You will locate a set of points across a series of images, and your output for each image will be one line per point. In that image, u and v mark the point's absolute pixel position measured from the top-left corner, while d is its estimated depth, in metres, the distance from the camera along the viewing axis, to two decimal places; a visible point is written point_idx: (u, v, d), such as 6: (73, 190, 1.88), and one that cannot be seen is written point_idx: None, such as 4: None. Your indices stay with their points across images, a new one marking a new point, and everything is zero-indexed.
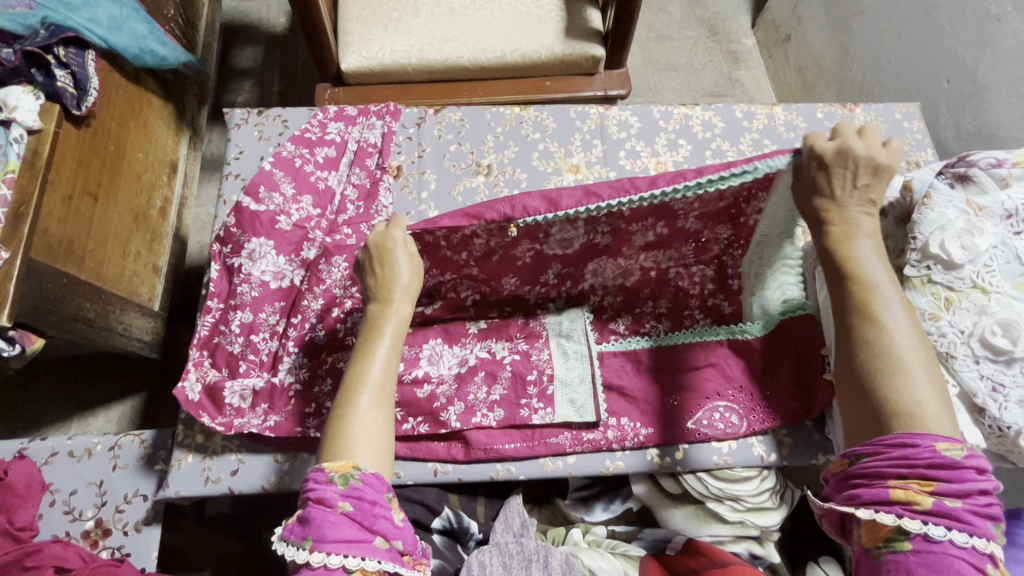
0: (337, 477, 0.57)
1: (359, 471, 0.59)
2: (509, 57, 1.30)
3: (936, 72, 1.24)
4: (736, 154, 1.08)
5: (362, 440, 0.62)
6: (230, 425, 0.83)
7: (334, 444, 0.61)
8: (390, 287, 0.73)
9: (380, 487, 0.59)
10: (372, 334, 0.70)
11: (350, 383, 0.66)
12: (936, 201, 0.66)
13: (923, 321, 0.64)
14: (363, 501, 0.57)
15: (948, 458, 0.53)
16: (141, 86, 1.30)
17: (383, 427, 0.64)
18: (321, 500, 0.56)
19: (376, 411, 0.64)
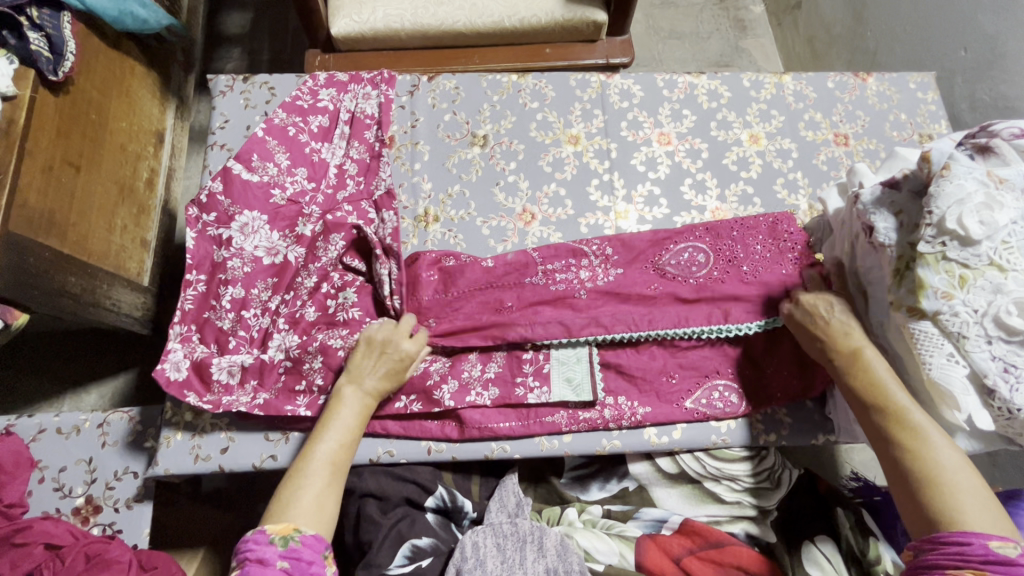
0: (278, 539, 0.63)
1: (299, 532, 0.64)
2: (507, 22, 1.24)
3: (953, 41, 1.18)
4: (742, 125, 1.03)
5: (305, 509, 0.67)
6: (218, 403, 0.81)
7: (277, 510, 0.67)
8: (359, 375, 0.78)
9: (318, 547, 0.64)
10: (335, 411, 0.76)
11: (303, 457, 0.72)
12: (956, 172, 0.63)
13: (935, 299, 0.62)
14: (300, 560, 0.62)
15: (1001, 554, 0.56)
16: (123, 52, 1.25)
17: (329, 502, 0.69)
18: (260, 559, 0.61)
19: (324, 488, 0.69)
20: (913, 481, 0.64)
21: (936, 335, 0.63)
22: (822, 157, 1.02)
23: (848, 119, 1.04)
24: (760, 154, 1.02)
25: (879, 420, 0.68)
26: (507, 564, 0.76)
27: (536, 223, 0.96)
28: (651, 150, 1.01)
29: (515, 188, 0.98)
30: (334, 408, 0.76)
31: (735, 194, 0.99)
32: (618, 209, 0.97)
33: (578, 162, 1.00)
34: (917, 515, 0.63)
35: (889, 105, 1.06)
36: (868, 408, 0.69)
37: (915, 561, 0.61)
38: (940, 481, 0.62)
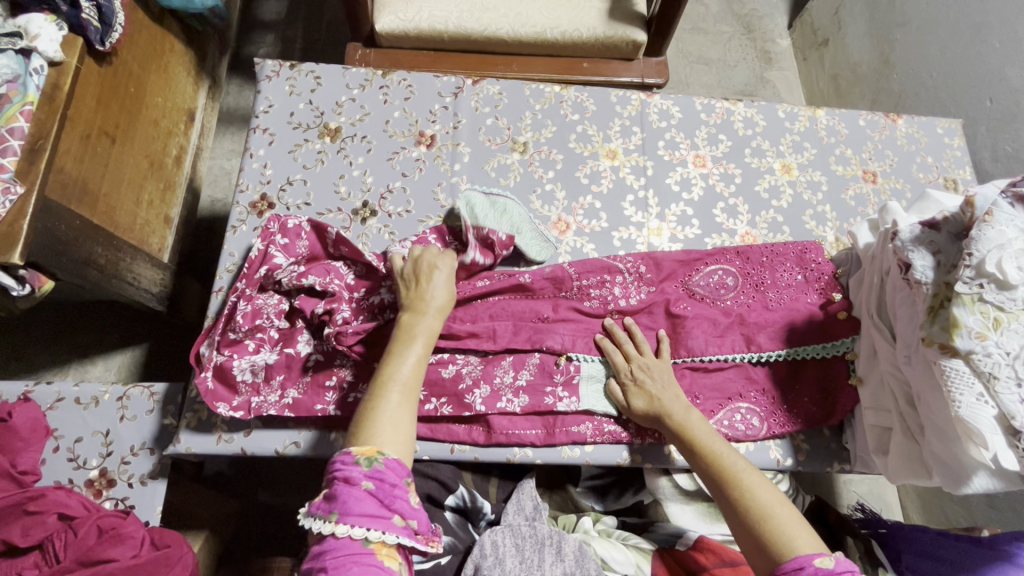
0: (362, 459, 0.60)
1: (382, 455, 0.61)
2: (549, 33, 1.26)
3: (979, 91, 1.22)
4: (775, 154, 1.06)
5: (389, 429, 0.65)
6: (248, 406, 0.81)
7: (361, 431, 0.64)
8: (422, 303, 0.79)
9: (400, 472, 0.61)
10: (406, 338, 0.75)
11: (377, 383, 0.70)
12: (999, 219, 0.65)
13: (969, 339, 0.63)
14: (384, 483, 0.59)
15: (827, 568, 0.58)
16: (165, 28, 1.25)
17: (402, 424, 0.66)
18: (347, 479, 0.58)
19: (398, 407, 0.68)
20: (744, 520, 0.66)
21: (966, 374, 0.64)
22: (851, 192, 1.04)
23: (877, 157, 1.07)
24: (792, 184, 1.04)
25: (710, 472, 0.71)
26: (525, 565, 0.74)
27: (570, 233, 0.97)
28: (686, 171, 1.03)
29: (552, 197, 0.99)
30: (403, 341, 0.75)
31: (765, 221, 1.01)
32: (651, 225, 0.99)
33: (615, 176, 1.01)
34: (755, 550, 0.64)
35: (916, 147, 1.09)
36: (690, 454, 0.74)
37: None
38: (764, 516, 0.64)
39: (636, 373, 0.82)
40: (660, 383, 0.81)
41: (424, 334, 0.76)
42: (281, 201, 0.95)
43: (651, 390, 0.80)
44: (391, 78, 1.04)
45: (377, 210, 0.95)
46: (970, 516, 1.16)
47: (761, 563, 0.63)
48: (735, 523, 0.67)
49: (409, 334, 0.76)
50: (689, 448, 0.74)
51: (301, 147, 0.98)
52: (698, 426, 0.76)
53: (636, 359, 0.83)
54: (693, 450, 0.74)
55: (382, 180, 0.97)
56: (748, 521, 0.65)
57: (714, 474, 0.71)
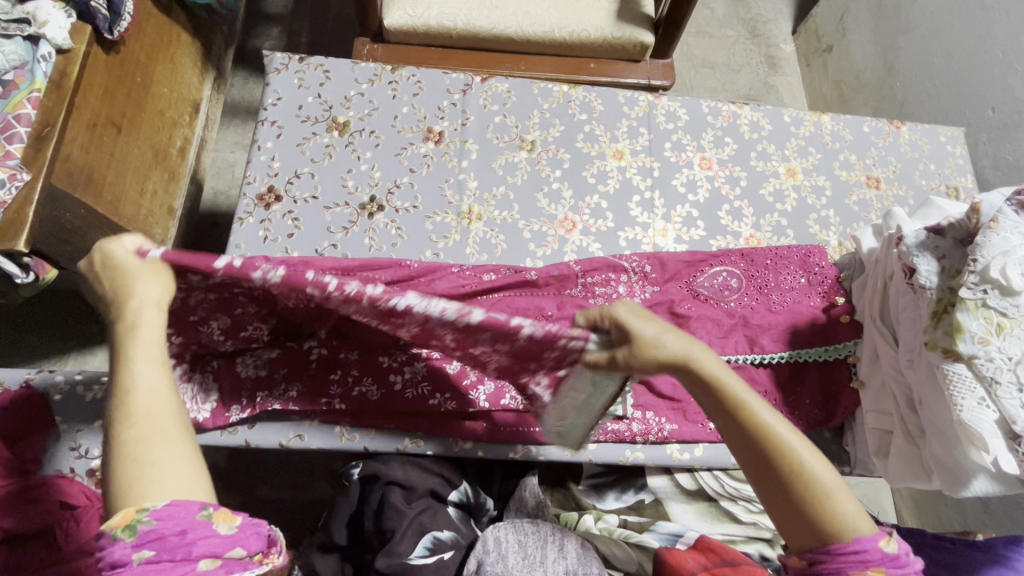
0: (122, 531, 0.49)
1: (146, 510, 0.50)
2: (557, 33, 1.26)
3: (982, 99, 1.23)
4: (781, 158, 1.07)
5: (167, 476, 0.53)
6: (253, 402, 0.81)
7: (115, 493, 0.52)
8: (126, 312, 0.59)
9: (186, 513, 0.51)
10: (125, 360, 0.57)
11: (121, 431, 0.53)
12: (1004, 225, 0.66)
13: (972, 343, 0.64)
14: (166, 539, 0.50)
15: (891, 551, 0.53)
16: (172, 19, 1.25)
17: (171, 456, 0.54)
18: (116, 559, 0.49)
19: (157, 446, 0.53)
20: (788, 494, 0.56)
21: (969, 378, 0.65)
22: (854, 198, 1.05)
23: (881, 163, 1.08)
24: (796, 188, 1.05)
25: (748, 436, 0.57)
26: (528, 561, 0.75)
27: (576, 232, 0.97)
28: (692, 173, 1.04)
29: (559, 196, 0.99)
30: (121, 365, 0.56)
31: (769, 224, 1.01)
32: (657, 226, 0.99)
33: (621, 176, 1.02)
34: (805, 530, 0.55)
35: (920, 154, 1.10)
36: (733, 421, 0.58)
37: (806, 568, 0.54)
38: (821, 489, 0.55)
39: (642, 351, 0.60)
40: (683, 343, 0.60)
41: (144, 344, 0.58)
42: (288, 193, 0.95)
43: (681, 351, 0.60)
44: (400, 74, 1.05)
45: (384, 205, 0.95)
46: (965, 520, 1.17)
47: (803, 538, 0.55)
48: (773, 493, 0.57)
49: (122, 354, 0.57)
50: (733, 416, 0.58)
51: (309, 140, 0.98)
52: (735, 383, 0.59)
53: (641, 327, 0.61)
54: (739, 420, 0.58)
55: (389, 176, 0.97)
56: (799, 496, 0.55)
57: (758, 444, 0.57)
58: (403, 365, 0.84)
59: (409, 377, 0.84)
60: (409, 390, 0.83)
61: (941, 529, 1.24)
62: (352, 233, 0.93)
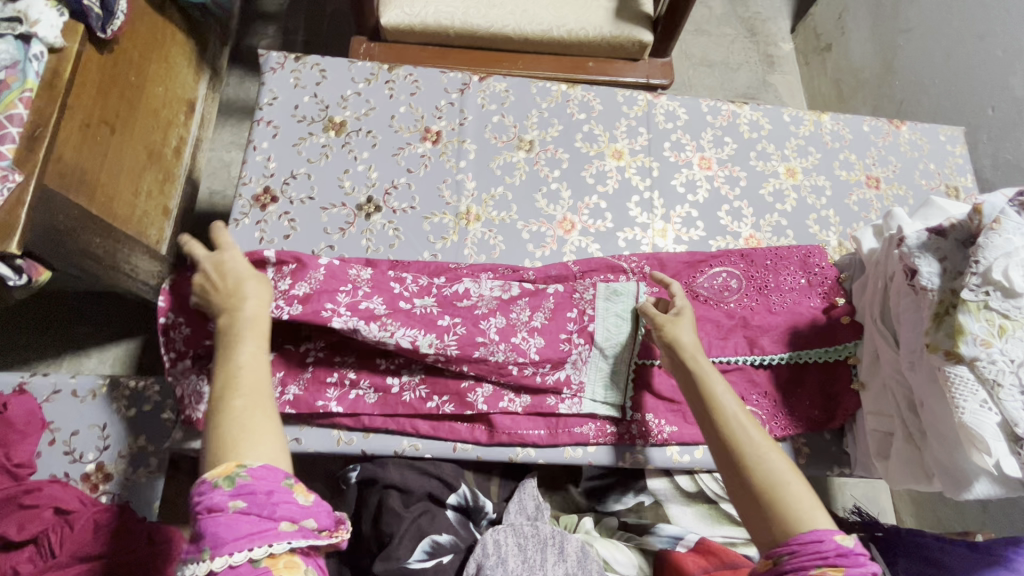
0: (222, 481, 0.51)
1: (245, 467, 0.52)
2: (555, 31, 1.25)
3: (981, 99, 1.23)
4: (780, 158, 1.06)
5: (254, 442, 0.55)
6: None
7: (217, 449, 0.54)
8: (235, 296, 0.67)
9: (274, 476, 0.53)
10: (231, 338, 0.63)
11: (222, 393, 0.57)
12: (1006, 227, 0.65)
13: (974, 345, 0.64)
14: (258, 494, 0.51)
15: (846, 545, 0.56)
16: (166, 17, 1.24)
17: (264, 422, 0.57)
18: (211, 507, 0.50)
19: (245, 412, 0.56)
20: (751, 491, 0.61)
21: (971, 381, 0.65)
22: (854, 198, 1.05)
23: (881, 163, 1.08)
24: (796, 188, 1.04)
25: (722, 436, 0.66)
26: (528, 564, 0.75)
27: (575, 232, 0.97)
28: (692, 173, 1.03)
29: (557, 196, 0.99)
30: (227, 340, 0.63)
31: (769, 225, 1.01)
32: (656, 226, 0.99)
33: (620, 176, 1.01)
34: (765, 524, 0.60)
35: (919, 154, 1.10)
36: (709, 419, 0.68)
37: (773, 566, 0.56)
38: (784, 487, 0.60)
39: (664, 335, 0.76)
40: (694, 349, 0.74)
41: (247, 323, 0.64)
42: (284, 194, 0.94)
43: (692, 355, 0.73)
44: (397, 73, 1.04)
45: (381, 206, 0.95)
46: (964, 520, 1.17)
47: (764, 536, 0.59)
48: (740, 490, 0.62)
49: (233, 333, 0.63)
50: (708, 414, 0.68)
51: (305, 140, 0.97)
52: (720, 389, 0.69)
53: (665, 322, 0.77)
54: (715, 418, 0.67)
55: (387, 176, 0.96)
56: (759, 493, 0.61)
57: (728, 442, 0.65)
58: (401, 368, 0.83)
59: (407, 380, 0.83)
60: (407, 392, 0.82)
61: (940, 528, 1.25)
62: (350, 234, 0.92)
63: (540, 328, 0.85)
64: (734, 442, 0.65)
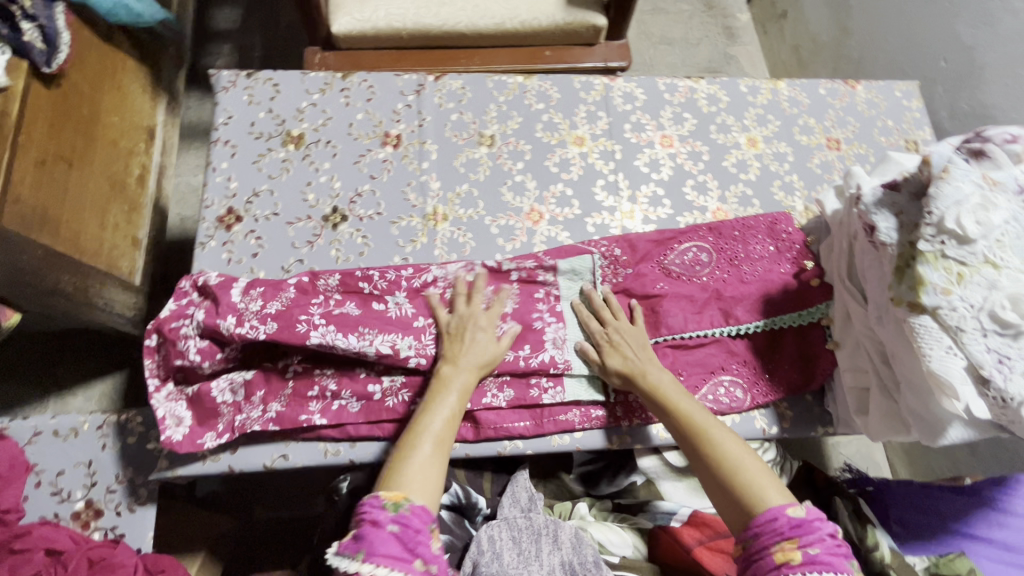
0: (390, 504, 0.63)
1: (409, 501, 0.64)
2: (509, 24, 1.25)
3: (934, 51, 1.24)
4: (741, 129, 1.07)
5: (418, 480, 0.67)
6: (231, 426, 0.80)
7: (393, 475, 0.67)
8: (459, 357, 0.80)
9: (424, 517, 0.63)
10: (441, 390, 0.77)
11: (408, 434, 0.72)
12: (955, 174, 0.66)
13: (935, 295, 0.65)
14: (408, 528, 0.62)
15: (797, 517, 0.62)
16: (115, 46, 1.22)
17: (432, 476, 0.68)
18: (373, 522, 0.61)
19: (428, 459, 0.69)
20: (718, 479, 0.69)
21: (935, 329, 0.66)
22: (816, 160, 1.06)
23: (840, 124, 1.09)
24: (758, 157, 1.05)
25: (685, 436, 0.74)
26: (523, 557, 0.76)
27: (544, 222, 0.97)
28: (654, 152, 1.03)
29: (523, 188, 0.99)
30: (438, 391, 0.77)
31: (735, 196, 1.02)
32: (624, 209, 0.99)
33: (583, 162, 1.02)
34: (732, 511, 0.67)
35: (877, 111, 1.11)
36: (673, 424, 0.76)
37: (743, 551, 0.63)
38: (739, 474, 0.68)
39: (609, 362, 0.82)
40: (643, 360, 0.81)
41: (459, 382, 0.78)
42: (248, 213, 0.93)
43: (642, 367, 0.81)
44: (351, 80, 1.03)
45: (347, 215, 0.94)
46: (955, 466, 1.19)
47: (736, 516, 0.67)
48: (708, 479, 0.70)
49: (440, 385, 0.78)
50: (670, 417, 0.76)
51: (264, 156, 0.97)
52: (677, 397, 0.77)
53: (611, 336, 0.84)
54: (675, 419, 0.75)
55: (350, 184, 0.96)
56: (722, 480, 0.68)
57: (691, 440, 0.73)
58: (381, 374, 0.83)
59: (389, 385, 0.83)
60: (390, 397, 0.83)
61: (934, 477, 1.27)
62: (318, 246, 0.92)
63: (511, 313, 0.87)
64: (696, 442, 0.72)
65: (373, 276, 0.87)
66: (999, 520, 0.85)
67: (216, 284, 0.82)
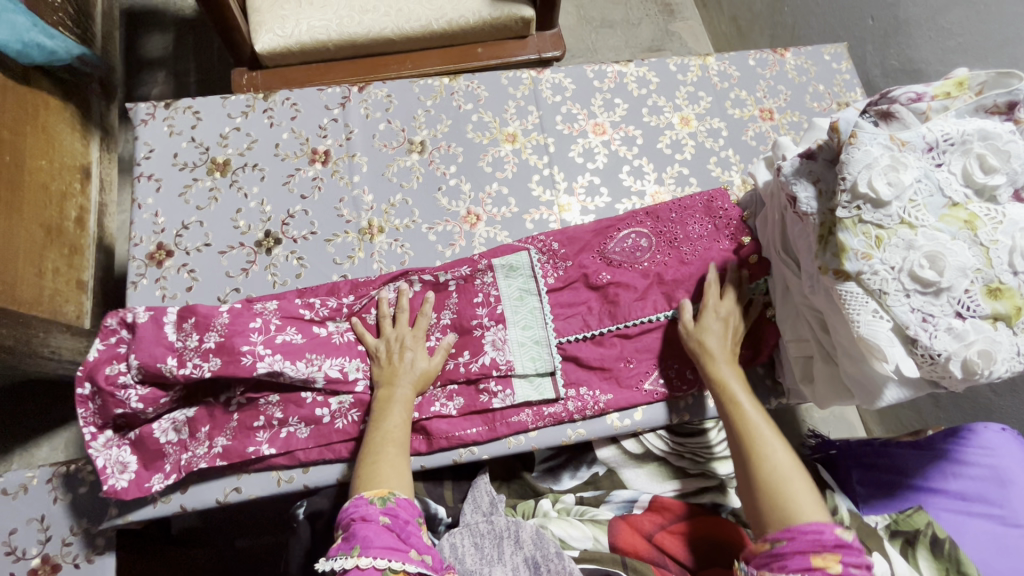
0: (377, 499, 0.68)
1: (394, 495, 0.69)
2: (435, 24, 1.23)
3: (861, 10, 1.24)
4: (673, 109, 1.06)
5: (392, 473, 0.72)
6: (178, 466, 0.79)
7: (367, 483, 0.71)
8: (396, 373, 0.81)
9: (412, 511, 0.69)
10: (385, 404, 0.78)
11: (370, 446, 0.75)
12: (863, 139, 0.66)
13: (857, 260, 0.65)
14: (399, 518, 0.67)
15: (846, 538, 0.63)
16: (34, 87, 1.18)
17: (403, 468, 0.74)
18: (364, 518, 0.66)
19: (396, 458, 0.74)
20: (759, 483, 0.69)
21: (860, 294, 0.66)
22: (750, 133, 1.06)
23: (771, 94, 1.08)
24: (692, 135, 1.05)
25: (738, 434, 0.73)
26: (487, 560, 0.75)
27: (481, 224, 0.96)
28: (588, 141, 1.03)
29: (458, 192, 0.98)
30: (383, 405, 0.78)
31: (671, 176, 1.02)
32: (561, 201, 0.99)
33: (517, 159, 1.01)
34: (764, 517, 0.67)
35: (807, 77, 1.11)
36: (728, 420, 0.75)
37: (771, 550, 0.64)
38: (785, 486, 0.67)
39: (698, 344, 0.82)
40: (722, 353, 0.81)
41: (403, 391, 0.79)
42: (179, 246, 0.91)
43: (718, 360, 0.80)
44: (273, 99, 1.01)
45: (281, 237, 0.93)
46: (921, 419, 1.21)
47: (765, 524, 0.67)
48: (747, 481, 0.70)
49: (385, 398, 0.79)
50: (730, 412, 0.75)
51: (191, 187, 0.95)
52: (739, 394, 0.76)
53: (703, 322, 0.83)
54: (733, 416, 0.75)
55: (281, 207, 0.94)
56: (768, 486, 0.68)
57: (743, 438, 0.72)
58: (328, 397, 0.83)
59: (337, 407, 0.82)
60: (339, 419, 0.82)
61: (903, 431, 1.29)
62: (253, 273, 0.91)
63: (451, 323, 0.87)
64: (749, 442, 0.72)
65: (313, 300, 0.86)
66: (954, 470, 0.85)
67: (150, 322, 0.80)
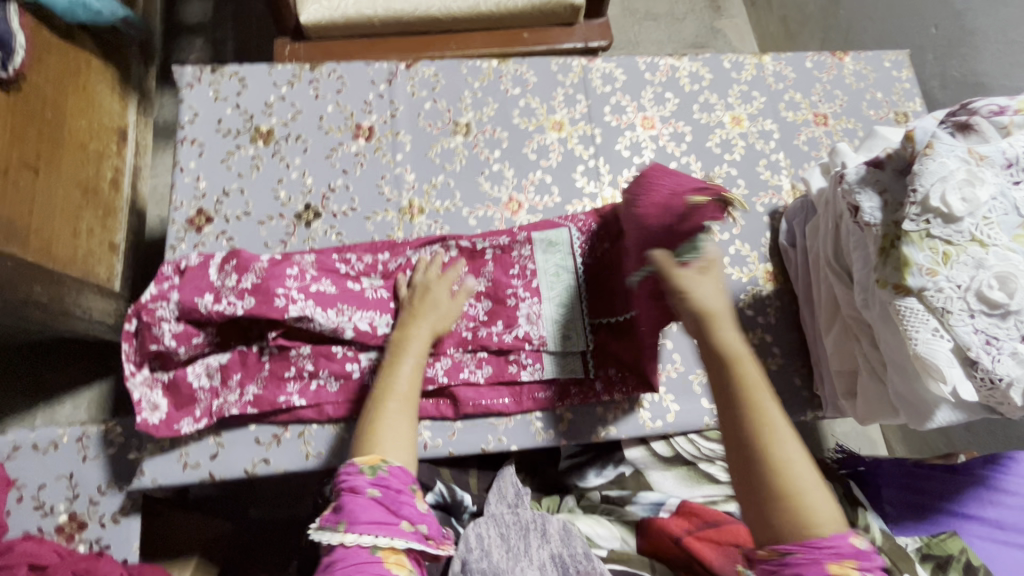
0: (366, 468, 0.62)
1: (387, 463, 0.63)
2: (484, 6, 1.21)
3: (924, 19, 1.19)
4: (724, 107, 1.03)
5: (390, 439, 0.67)
6: (209, 411, 0.80)
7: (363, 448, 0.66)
8: (414, 322, 0.80)
9: (405, 477, 0.63)
10: (399, 352, 0.77)
11: (375, 403, 0.71)
12: (939, 151, 0.64)
13: (920, 276, 0.63)
14: (390, 489, 0.61)
15: None
16: (77, 45, 1.18)
17: (404, 433, 0.68)
18: (352, 489, 0.61)
19: (397, 419, 0.69)
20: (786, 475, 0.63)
21: (921, 311, 0.63)
22: (803, 137, 1.03)
23: (827, 98, 1.05)
24: (743, 135, 1.02)
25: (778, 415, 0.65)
26: (512, 552, 0.74)
27: (523, 212, 0.95)
28: (635, 135, 1.00)
29: (500, 177, 0.96)
30: (396, 356, 0.77)
31: (719, 176, 0.99)
32: (605, 194, 0.97)
33: (563, 148, 0.99)
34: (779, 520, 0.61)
35: (865, 84, 1.07)
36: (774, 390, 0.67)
37: None
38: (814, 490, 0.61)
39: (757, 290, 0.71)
40: None
41: (416, 342, 0.78)
42: (218, 213, 0.91)
43: None
44: (319, 70, 0.99)
45: (321, 211, 0.92)
46: (950, 443, 1.18)
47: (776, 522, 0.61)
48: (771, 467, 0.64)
49: (400, 348, 0.77)
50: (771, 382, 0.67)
51: (233, 154, 0.94)
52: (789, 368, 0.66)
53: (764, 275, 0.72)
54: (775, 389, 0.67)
55: (322, 179, 0.93)
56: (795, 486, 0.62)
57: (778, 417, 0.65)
58: (358, 352, 0.83)
59: (367, 363, 0.83)
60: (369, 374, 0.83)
61: (929, 454, 1.26)
62: (292, 244, 0.90)
63: (485, 290, 0.87)
64: None
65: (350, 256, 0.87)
66: (992, 498, 0.84)
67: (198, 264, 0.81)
